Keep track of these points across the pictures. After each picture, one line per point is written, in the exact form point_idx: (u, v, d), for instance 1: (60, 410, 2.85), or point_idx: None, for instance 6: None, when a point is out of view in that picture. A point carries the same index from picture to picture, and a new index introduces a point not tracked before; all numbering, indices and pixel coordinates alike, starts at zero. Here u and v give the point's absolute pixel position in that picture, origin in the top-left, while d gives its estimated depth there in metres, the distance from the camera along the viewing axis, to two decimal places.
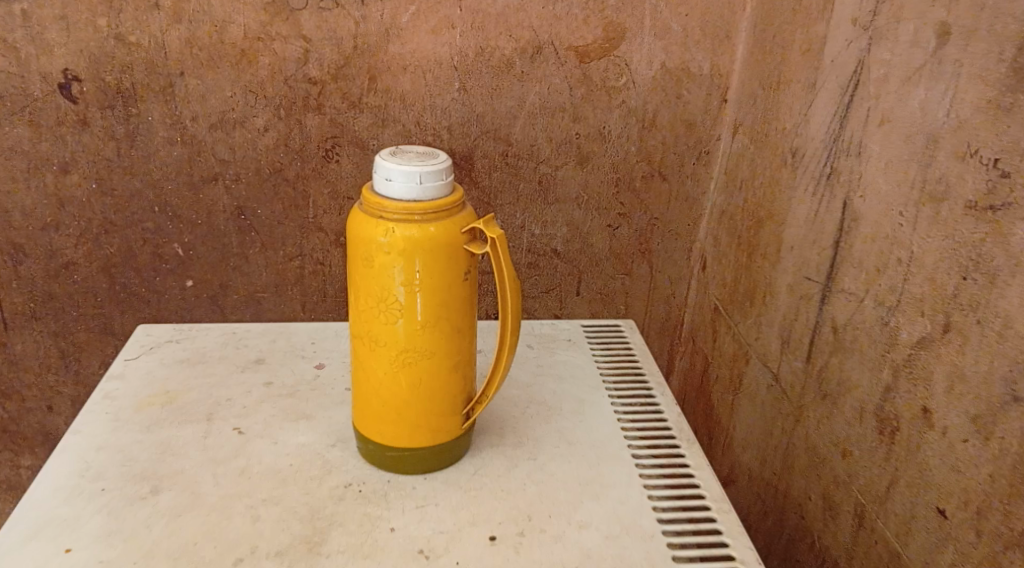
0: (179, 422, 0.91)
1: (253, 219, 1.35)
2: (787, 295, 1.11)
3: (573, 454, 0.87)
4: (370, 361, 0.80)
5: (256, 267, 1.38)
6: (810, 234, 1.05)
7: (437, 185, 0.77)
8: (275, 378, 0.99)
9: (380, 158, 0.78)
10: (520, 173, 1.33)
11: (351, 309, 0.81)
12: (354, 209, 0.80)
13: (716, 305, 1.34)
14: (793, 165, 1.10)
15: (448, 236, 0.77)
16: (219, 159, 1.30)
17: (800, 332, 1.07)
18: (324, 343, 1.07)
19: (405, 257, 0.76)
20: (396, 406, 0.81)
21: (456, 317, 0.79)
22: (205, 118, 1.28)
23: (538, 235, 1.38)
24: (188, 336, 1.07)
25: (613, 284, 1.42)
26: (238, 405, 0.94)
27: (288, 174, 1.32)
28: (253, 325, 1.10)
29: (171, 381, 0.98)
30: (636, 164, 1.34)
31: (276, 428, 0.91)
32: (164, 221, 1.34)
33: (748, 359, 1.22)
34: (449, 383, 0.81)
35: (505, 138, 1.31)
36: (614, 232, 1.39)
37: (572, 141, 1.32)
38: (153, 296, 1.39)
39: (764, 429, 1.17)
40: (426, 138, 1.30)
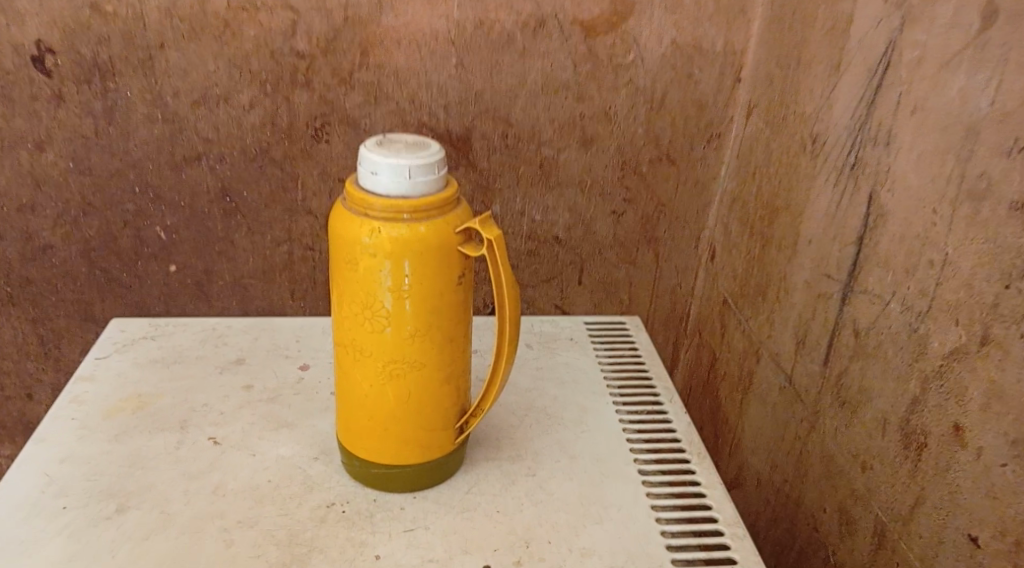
0: (151, 431, 0.85)
1: (239, 202, 1.27)
2: (803, 291, 1.04)
3: (575, 470, 0.81)
4: (355, 372, 0.74)
5: (242, 252, 1.31)
6: (831, 228, 0.98)
7: (428, 181, 0.69)
8: (256, 381, 0.93)
9: (365, 148, 0.70)
10: (521, 155, 1.26)
11: (334, 315, 0.74)
12: (338, 205, 0.72)
13: (725, 297, 1.27)
14: (814, 152, 1.02)
15: (440, 237, 0.69)
16: (202, 137, 1.22)
17: (817, 332, 1.00)
18: (309, 342, 1.00)
19: (393, 260, 0.69)
20: (383, 421, 0.74)
21: (448, 325, 0.72)
22: (186, 94, 1.20)
23: (539, 220, 1.30)
24: (164, 333, 1.00)
25: (617, 273, 1.35)
26: (214, 411, 0.88)
27: (275, 155, 1.24)
28: (235, 321, 1.03)
29: (144, 384, 0.92)
30: (644, 146, 1.26)
31: (255, 438, 0.84)
32: (145, 203, 1.27)
33: (759, 356, 1.15)
34: (441, 397, 0.75)
35: (506, 118, 1.23)
36: (618, 219, 1.31)
37: (576, 122, 1.24)
38: (135, 282, 1.32)
39: (775, 432, 1.10)
40: (421, 117, 1.22)
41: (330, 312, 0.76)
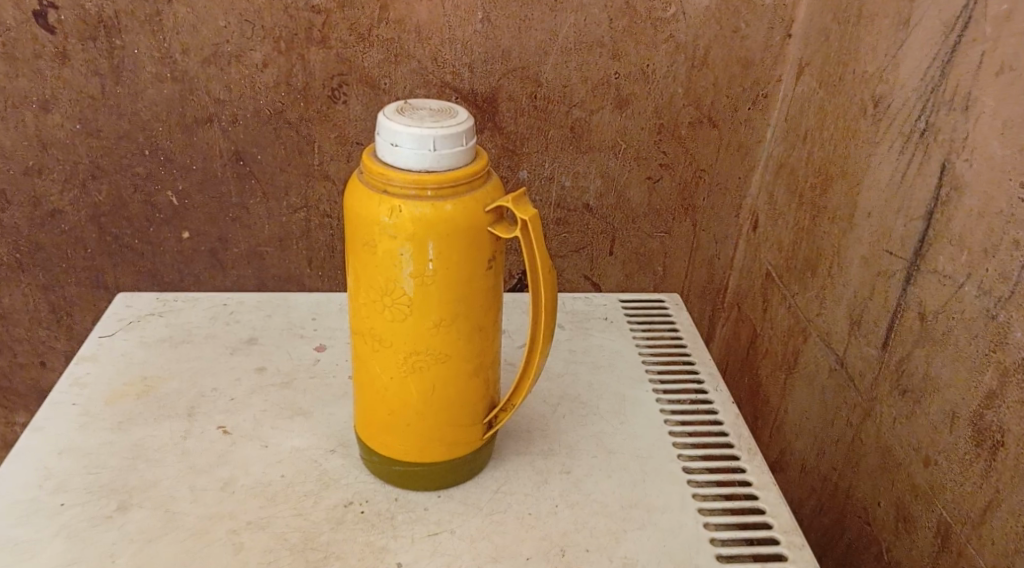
0: (156, 419, 0.79)
1: (253, 166, 1.20)
2: (860, 268, 0.96)
3: (614, 468, 0.74)
4: (374, 363, 0.67)
5: (257, 219, 1.24)
6: (897, 200, 0.90)
7: (455, 153, 0.62)
8: (269, 363, 0.86)
9: (384, 115, 0.63)
10: (551, 117, 1.17)
11: (350, 299, 0.67)
12: (355, 178, 0.65)
13: (768, 271, 1.19)
14: (877, 116, 0.93)
15: (468, 217, 0.62)
16: (213, 97, 1.15)
17: (875, 314, 0.93)
18: (326, 320, 0.93)
19: (415, 242, 0.62)
20: (405, 417, 0.68)
21: (477, 313, 0.65)
22: (196, 52, 1.12)
23: (569, 187, 1.22)
24: (172, 309, 0.94)
25: (651, 242, 1.28)
26: (225, 397, 0.81)
27: (290, 116, 1.17)
28: (247, 296, 0.97)
29: (150, 366, 0.85)
30: (683, 108, 1.18)
31: (267, 428, 0.78)
32: (155, 166, 1.20)
33: (807, 335, 1.08)
34: (469, 391, 0.68)
35: (536, 77, 1.14)
36: (654, 185, 1.23)
37: (610, 81, 1.15)
38: (147, 248, 1.26)
39: (823, 417, 1.03)
40: (445, 76, 1.14)
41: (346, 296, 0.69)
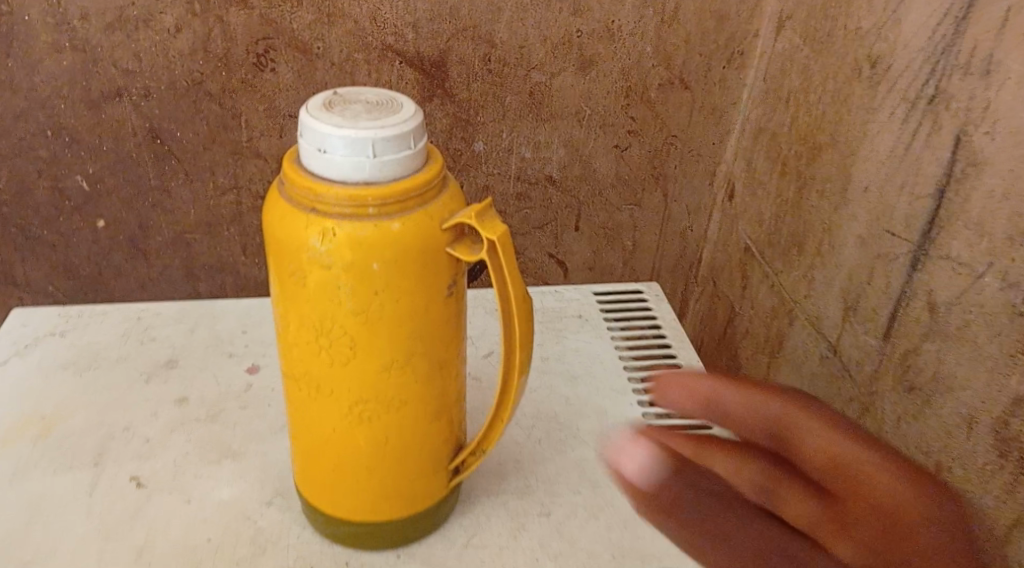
0: (54, 470, 0.66)
1: (171, 145, 1.05)
2: (856, 248, 0.86)
3: (601, 505, 0.64)
4: (312, 413, 0.56)
5: (181, 203, 1.09)
6: (901, 174, 0.80)
7: (398, 159, 0.51)
8: (191, 390, 0.74)
9: (308, 114, 0.51)
10: (507, 82, 1.04)
11: (279, 339, 0.56)
12: (277, 192, 0.54)
13: (747, 245, 1.08)
14: (875, 79, 0.83)
15: (421, 236, 0.51)
16: (121, 69, 1.00)
17: (873, 300, 0.83)
18: (259, 333, 0.82)
19: (357, 269, 0.51)
20: (353, 474, 0.57)
21: (437, 349, 0.55)
22: (99, 16, 0.96)
23: (530, 158, 1.10)
24: (75, 326, 0.81)
25: (620, 216, 1.17)
26: (139, 437, 0.69)
27: (211, 87, 1.02)
28: (165, 306, 0.84)
29: (48, 399, 0.72)
30: (652, 69, 1.06)
31: (190, 477, 0.66)
32: (60, 148, 1.04)
33: (793, 318, 0.97)
34: (430, 441, 0.57)
35: (488, 38, 1.01)
36: (622, 154, 1.12)
37: (571, 40, 1.03)
38: (59, 240, 1.10)
39: (813, 407, 0.94)
40: (386, 39, 1.00)
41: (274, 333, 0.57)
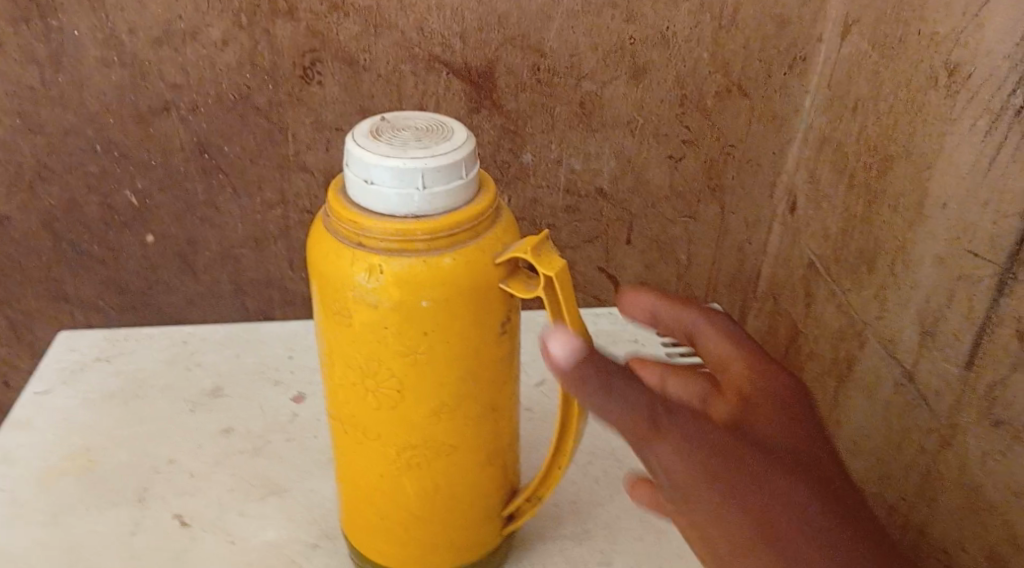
0: (100, 508, 0.71)
1: (220, 160, 1.01)
2: (933, 267, 0.80)
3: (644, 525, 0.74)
4: (362, 456, 0.62)
5: (230, 219, 1.06)
6: (983, 191, 0.74)
7: (448, 189, 0.55)
8: (237, 423, 0.80)
9: (358, 144, 0.55)
10: (558, 92, 1.00)
11: (329, 390, 0.62)
12: (327, 225, 0.59)
13: (812, 260, 1.01)
14: (953, 88, 0.78)
15: (471, 277, 0.56)
16: (168, 84, 0.96)
17: (954, 325, 0.78)
18: (304, 361, 0.87)
19: (406, 310, 0.56)
20: (402, 519, 0.63)
21: (481, 398, 0.60)
22: (145, 31, 0.93)
23: (580, 170, 1.06)
24: (124, 355, 0.87)
25: (674, 228, 1.12)
26: (184, 472, 0.75)
27: (259, 102, 0.98)
28: (212, 331, 0.90)
29: (96, 434, 0.78)
30: (709, 76, 1.01)
31: (234, 516, 0.71)
32: (110, 164, 1.01)
33: (863, 340, 0.91)
34: (477, 482, 0.63)
35: (538, 46, 0.97)
36: (676, 165, 1.07)
37: (624, 48, 0.98)
38: (109, 255, 1.08)
39: (887, 436, 0.87)
40: (433, 49, 0.96)
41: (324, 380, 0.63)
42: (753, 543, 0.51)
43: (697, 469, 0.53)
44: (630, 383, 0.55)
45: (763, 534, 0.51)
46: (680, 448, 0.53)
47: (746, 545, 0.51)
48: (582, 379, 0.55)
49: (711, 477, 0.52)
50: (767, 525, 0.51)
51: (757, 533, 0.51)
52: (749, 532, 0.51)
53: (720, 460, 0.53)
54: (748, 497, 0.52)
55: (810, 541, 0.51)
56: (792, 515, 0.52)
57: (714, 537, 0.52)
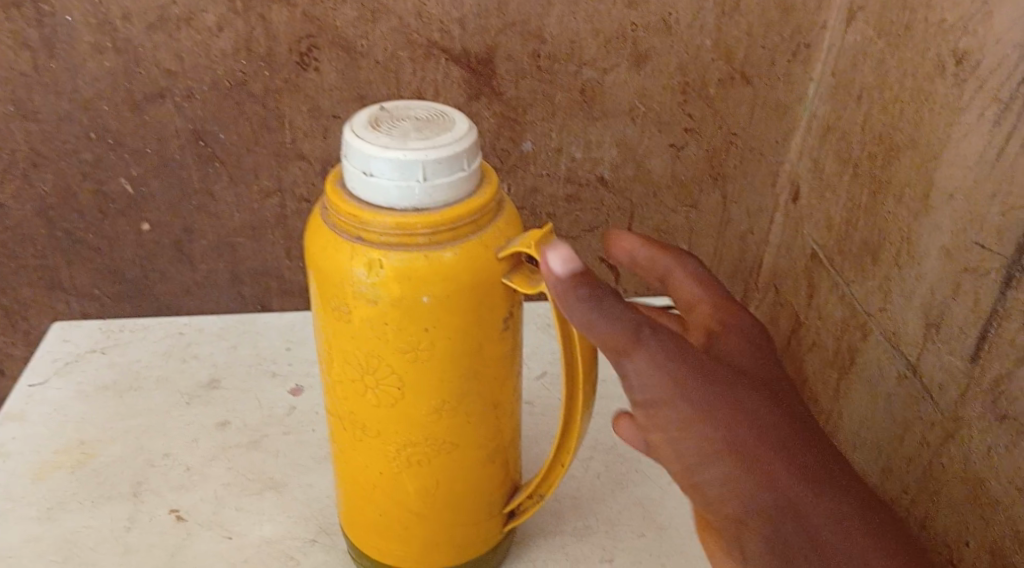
0: (94, 502, 0.70)
1: (215, 147, 1.00)
2: (939, 260, 0.79)
3: (647, 520, 0.73)
4: (361, 452, 0.61)
5: (226, 207, 1.05)
6: (989, 182, 0.73)
7: (448, 181, 0.54)
8: (233, 414, 0.79)
9: (356, 134, 0.54)
10: (558, 79, 0.99)
11: (327, 387, 0.61)
12: (325, 219, 0.57)
13: (813, 250, 1.00)
14: (960, 76, 0.76)
15: (473, 272, 0.55)
16: (163, 70, 0.95)
17: (959, 317, 0.77)
18: (300, 351, 0.87)
19: (407, 305, 0.55)
20: (401, 518, 0.62)
21: (483, 393, 0.59)
22: (139, 16, 0.92)
23: (580, 159, 1.05)
24: (117, 345, 0.86)
25: (675, 218, 1.11)
26: (179, 466, 0.74)
27: (255, 89, 0.96)
28: (207, 321, 0.90)
29: (88, 427, 0.77)
30: (711, 63, 0.99)
31: (230, 511, 0.70)
32: (104, 151, 0.99)
33: (865, 332, 0.90)
34: (478, 480, 0.62)
35: (538, 33, 0.96)
36: (678, 153, 1.06)
37: (626, 34, 0.97)
38: (104, 244, 1.07)
39: (889, 429, 0.87)
40: (432, 35, 0.95)
41: (321, 375, 0.62)
42: (722, 451, 0.55)
43: (677, 384, 0.55)
44: (618, 299, 0.55)
45: (732, 444, 0.55)
46: (662, 363, 0.55)
47: (716, 453, 0.55)
48: (574, 291, 0.55)
49: (684, 387, 0.55)
50: (737, 437, 0.55)
51: (727, 443, 0.55)
52: (719, 442, 0.55)
53: (694, 375, 0.56)
54: (721, 410, 0.56)
55: (774, 453, 0.55)
56: (759, 430, 0.56)
57: (683, 444, 0.56)
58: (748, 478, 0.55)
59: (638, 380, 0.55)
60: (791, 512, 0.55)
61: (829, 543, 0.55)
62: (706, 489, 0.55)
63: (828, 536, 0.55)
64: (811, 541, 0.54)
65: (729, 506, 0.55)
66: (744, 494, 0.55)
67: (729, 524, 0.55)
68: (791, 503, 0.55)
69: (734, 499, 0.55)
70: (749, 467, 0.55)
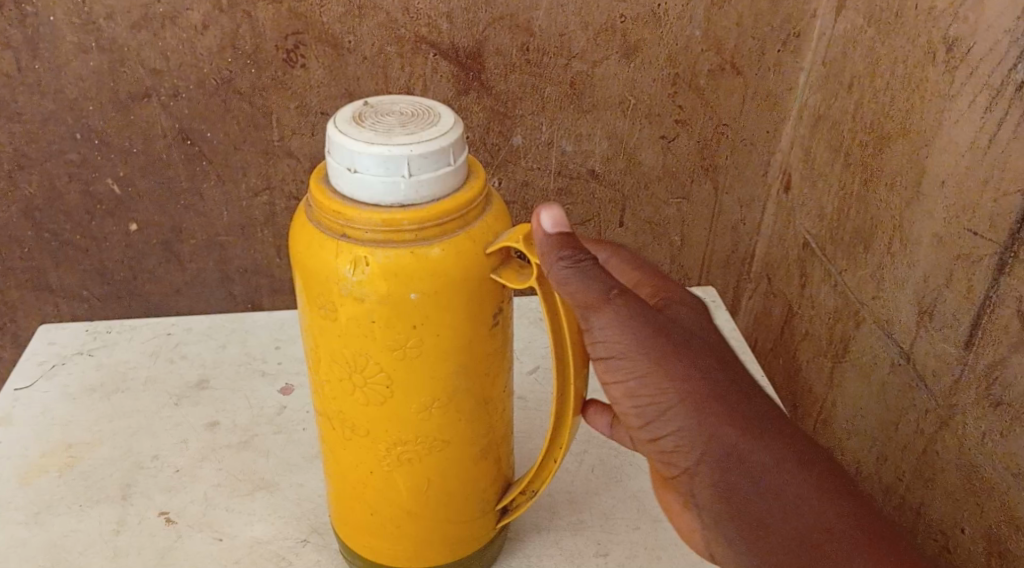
0: (82, 506, 0.70)
1: (203, 146, 0.99)
2: (932, 247, 0.78)
3: (642, 513, 0.72)
4: (351, 452, 0.60)
5: (214, 206, 1.04)
6: (982, 168, 0.73)
7: (435, 176, 0.54)
8: (222, 415, 0.78)
9: (340, 131, 0.53)
10: (548, 73, 0.98)
11: (315, 385, 0.60)
12: (310, 216, 0.57)
13: (806, 240, 1.00)
14: (952, 64, 0.76)
15: (461, 267, 0.55)
16: (149, 69, 0.94)
17: (953, 305, 0.76)
18: (290, 349, 0.86)
19: (395, 301, 0.54)
20: (393, 516, 0.62)
21: (474, 388, 0.59)
22: (124, 14, 0.91)
23: (571, 152, 1.04)
24: (104, 346, 0.85)
25: (667, 210, 1.10)
26: (168, 468, 0.73)
27: (241, 86, 0.96)
28: (195, 320, 0.89)
29: (75, 429, 0.76)
30: (701, 54, 0.99)
31: (220, 513, 0.70)
32: (90, 151, 0.98)
33: (859, 321, 0.90)
34: (470, 477, 0.62)
35: (527, 26, 0.95)
36: (669, 145, 1.05)
37: (615, 26, 0.96)
38: (92, 245, 1.06)
39: (884, 418, 0.86)
40: (419, 30, 0.94)
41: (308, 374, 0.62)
42: (675, 406, 0.55)
43: (636, 342, 0.55)
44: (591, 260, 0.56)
45: (684, 400, 0.55)
46: (626, 322, 0.55)
47: (668, 407, 0.55)
48: (557, 252, 0.55)
49: (648, 344, 0.55)
50: (689, 393, 0.55)
51: (681, 398, 0.55)
52: (673, 395, 0.55)
53: (656, 334, 0.56)
54: (674, 367, 0.55)
55: (726, 409, 0.55)
56: (710, 385, 0.55)
57: (641, 400, 0.56)
58: (696, 432, 0.55)
59: (602, 337, 0.56)
60: (738, 463, 0.55)
61: (773, 488, 0.54)
62: (661, 442, 0.56)
63: (773, 486, 0.54)
64: (756, 488, 0.55)
65: (681, 459, 0.56)
66: (693, 442, 0.55)
67: (681, 476, 0.56)
68: (737, 453, 0.55)
69: (686, 452, 0.55)
70: (701, 422, 0.55)
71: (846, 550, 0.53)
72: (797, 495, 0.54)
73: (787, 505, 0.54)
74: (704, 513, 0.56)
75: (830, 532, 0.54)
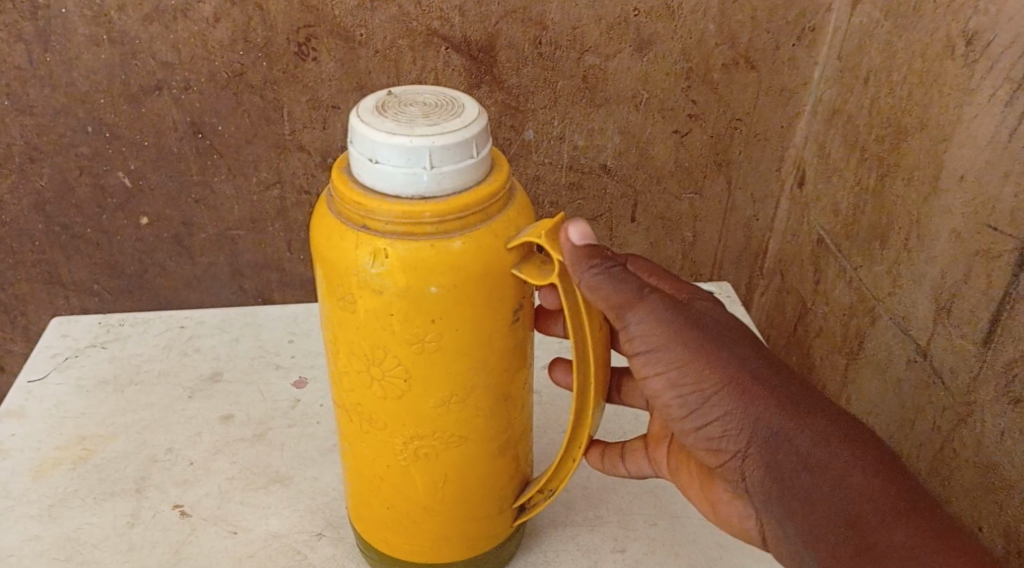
0: (96, 499, 0.69)
1: (214, 140, 0.99)
2: (950, 243, 0.78)
3: (659, 510, 0.72)
4: (369, 446, 0.60)
5: (224, 200, 1.03)
6: (1001, 163, 0.72)
7: (457, 169, 0.53)
8: (237, 408, 0.78)
9: (362, 120, 0.53)
10: (561, 67, 0.97)
11: (334, 378, 0.60)
12: (331, 206, 0.56)
13: (820, 236, 0.99)
14: (971, 57, 0.75)
15: (482, 260, 0.54)
16: (160, 62, 0.93)
17: (971, 300, 0.76)
18: (304, 344, 0.86)
19: (415, 294, 0.54)
20: (410, 512, 0.61)
21: (493, 382, 0.58)
22: (135, 7, 0.90)
23: (583, 147, 1.04)
24: (117, 339, 0.85)
25: (679, 204, 1.10)
26: (183, 461, 0.73)
27: (252, 79, 0.95)
28: (208, 313, 0.88)
29: (89, 423, 0.76)
30: (715, 48, 0.98)
31: (234, 506, 0.69)
32: (101, 144, 0.98)
33: (874, 317, 0.89)
34: (489, 473, 0.61)
35: (540, 19, 0.94)
36: (681, 140, 1.04)
37: (628, 20, 0.95)
38: (102, 239, 1.05)
39: (900, 414, 0.85)
40: (431, 24, 0.93)
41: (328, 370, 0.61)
42: (718, 393, 0.57)
43: (672, 335, 0.57)
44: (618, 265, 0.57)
45: (728, 384, 0.57)
46: (660, 317, 0.57)
47: (710, 395, 0.57)
48: (589, 261, 0.55)
49: (687, 339, 0.57)
50: (732, 377, 0.57)
51: (722, 386, 0.57)
52: (716, 383, 0.57)
53: (691, 328, 0.58)
54: (714, 356, 0.57)
55: (770, 391, 0.56)
56: (751, 370, 0.57)
57: (683, 389, 0.58)
58: (743, 414, 0.56)
59: (638, 333, 0.58)
60: (785, 444, 0.55)
61: (820, 465, 0.55)
62: (706, 429, 0.58)
63: (821, 461, 0.55)
64: (803, 467, 0.55)
65: (729, 443, 0.57)
66: (738, 424, 0.56)
67: (728, 461, 0.58)
68: (784, 432, 0.56)
69: (734, 436, 0.57)
70: (745, 404, 0.56)
71: (889, 523, 0.52)
72: (842, 470, 0.54)
73: (833, 482, 0.54)
74: (754, 495, 0.58)
75: (875, 507, 0.53)
